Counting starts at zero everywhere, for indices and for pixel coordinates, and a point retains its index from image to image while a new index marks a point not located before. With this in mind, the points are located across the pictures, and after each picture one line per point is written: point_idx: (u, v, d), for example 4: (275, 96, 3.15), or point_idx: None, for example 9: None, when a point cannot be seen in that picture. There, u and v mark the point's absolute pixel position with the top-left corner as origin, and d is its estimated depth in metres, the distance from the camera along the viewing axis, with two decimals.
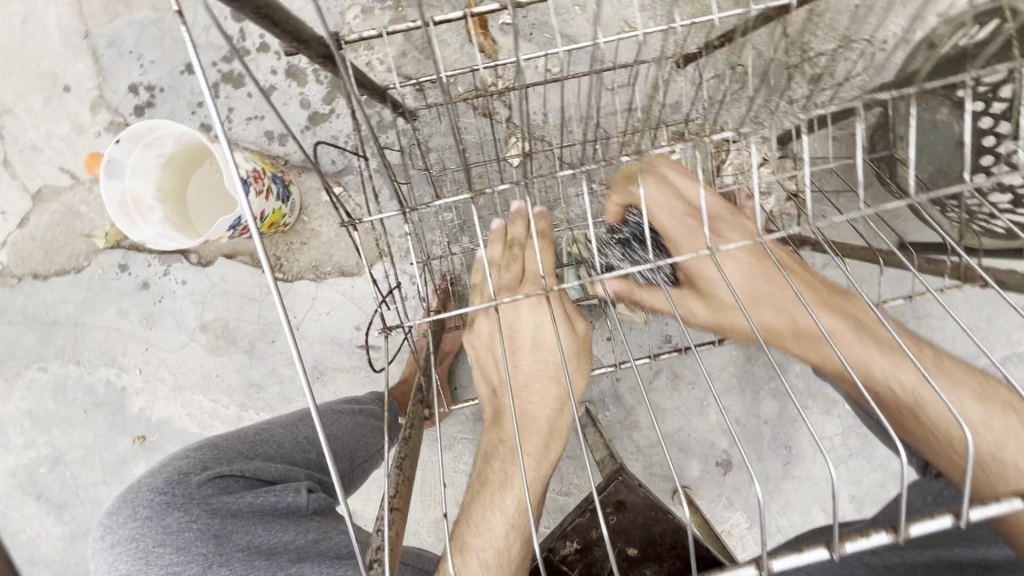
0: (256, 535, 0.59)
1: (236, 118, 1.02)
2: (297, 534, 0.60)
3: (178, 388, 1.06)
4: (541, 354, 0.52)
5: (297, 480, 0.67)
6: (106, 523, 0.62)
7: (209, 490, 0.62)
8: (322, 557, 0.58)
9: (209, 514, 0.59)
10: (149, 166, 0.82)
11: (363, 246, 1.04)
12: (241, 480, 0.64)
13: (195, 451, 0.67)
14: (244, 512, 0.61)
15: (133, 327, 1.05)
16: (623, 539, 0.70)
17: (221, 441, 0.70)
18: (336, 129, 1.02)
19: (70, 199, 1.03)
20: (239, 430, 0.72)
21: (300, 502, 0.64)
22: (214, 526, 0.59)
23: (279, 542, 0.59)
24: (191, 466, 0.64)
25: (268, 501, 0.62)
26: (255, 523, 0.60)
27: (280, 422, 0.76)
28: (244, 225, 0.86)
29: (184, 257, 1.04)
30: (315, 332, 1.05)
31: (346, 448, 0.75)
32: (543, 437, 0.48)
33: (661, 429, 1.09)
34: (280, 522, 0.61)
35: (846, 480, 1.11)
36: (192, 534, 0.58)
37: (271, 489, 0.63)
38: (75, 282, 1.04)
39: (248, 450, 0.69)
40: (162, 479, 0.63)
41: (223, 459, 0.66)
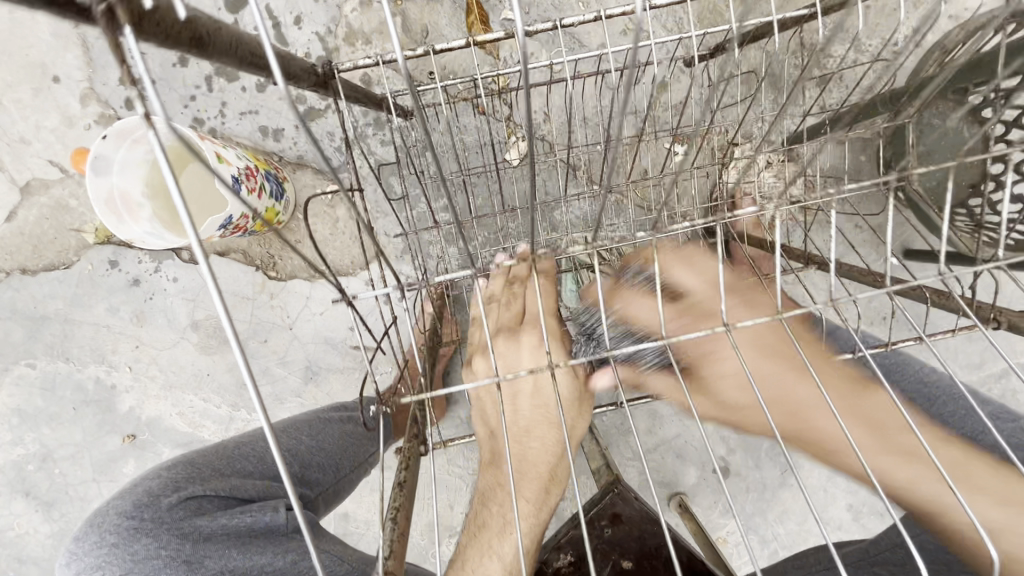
0: (230, 559, 0.58)
1: (229, 112, 1.00)
2: (275, 555, 0.60)
3: (169, 387, 1.04)
4: (541, 400, 0.49)
5: (274, 499, 0.66)
6: (74, 548, 0.59)
7: (179, 514, 0.60)
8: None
9: (180, 539, 0.58)
10: (138, 161, 0.79)
11: (359, 246, 1.02)
12: (215, 500, 0.63)
13: (168, 471, 0.65)
14: (217, 535, 0.59)
15: (123, 324, 1.03)
16: (618, 552, 0.68)
17: (195, 458, 0.68)
18: (332, 125, 1.00)
19: (59, 193, 1.01)
20: (217, 445, 0.71)
21: (278, 522, 0.62)
22: (186, 551, 0.57)
23: (255, 565, 0.58)
24: (162, 487, 0.62)
25: (243, 522, 0.61)
26: (230, 547, 0.59)
27: (259, 436, 0.74)
28: (235, 224, 0.84)
29: (176, 254, 1.02)
30: (308, 332, 1.03)
31: (332, 459, 0.74)
32: (542, 483, 0.48)
33: (657, 435, 1.08)
34: (256, 543, 0.60)
35: (844, 489, 1.10)
36: (161, 561, 0.56)
37: (246, 509, 0.62)
38: (64, 278, 1.02)
39: (225, 467, 0.67)
40: (132, 501, 0.61)
41: (197, 478, 0.64)
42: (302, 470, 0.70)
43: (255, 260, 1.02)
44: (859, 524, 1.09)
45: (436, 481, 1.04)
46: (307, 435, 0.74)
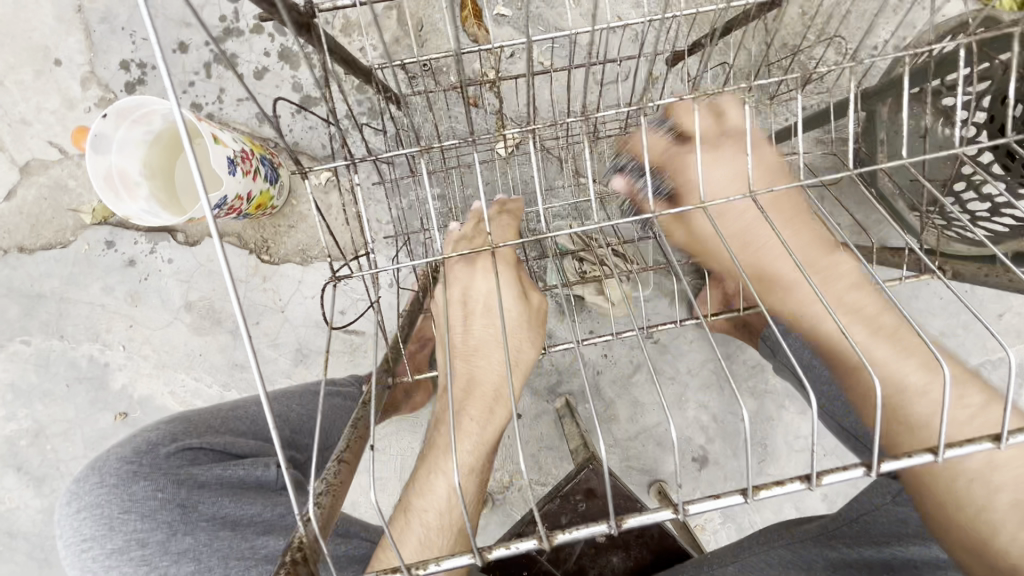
0: (222, 507, 0.61)
1: (227, 98, 1.02)
2: (264, 506, 0.63)
3: (161, 366, 1.06)
4: (490, 319, 0.55)
5: (268, 455, 0.68)
6: (75, 488, 0.62)
7: (176, 461, 0.63)
8: (288, 530, 0.62)
9: (175, 484, 0.61)
10: (136, 141, 0.82)
11: (351, 231, 1.04)
12: (210, 453, 0.65)
13: (167, 425, 0.67)
14: (211, 484, 0.62)
15: (118, 303, 1.05)
16: (592, 525, 0.71)
17: (193, 415, 0.70)
18: (327, 113, 1.03)
19: (58, 173, 1.03)
20: (214, 406, 0.72)
21: (270, 477, 0.65)
22: (181, 495, 0.60)
23: (246, 513, 0.62)
24: (160, 438, 0.65)
25: (236, 474, 0.64)
26: (222, 496, 0.62)
27: (255, 399, 0.76)
28: (231, 205, 0.86)
29: (171, 236, 1.04)
30: (299, 315, 1.06)
31: (318, 430, 0.76)
32: (486, 402, 0.51)
33: (639, 423, 1.11)
34: (247, 495, 0.63)
35: (819, 479, 1.13)
36: (157, 503, 0.59)
37: (240, 462, 0.65)
38: (61, 257, 1.04)
39: (221, 425, 0.69)
40: (131, 448, 0.63)
41: (193, 432, 0.67)
42: (293, 434, 0.73)
43: (249, 243, 1.04)
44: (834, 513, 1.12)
45: None
46: (298, 403, 0.77)
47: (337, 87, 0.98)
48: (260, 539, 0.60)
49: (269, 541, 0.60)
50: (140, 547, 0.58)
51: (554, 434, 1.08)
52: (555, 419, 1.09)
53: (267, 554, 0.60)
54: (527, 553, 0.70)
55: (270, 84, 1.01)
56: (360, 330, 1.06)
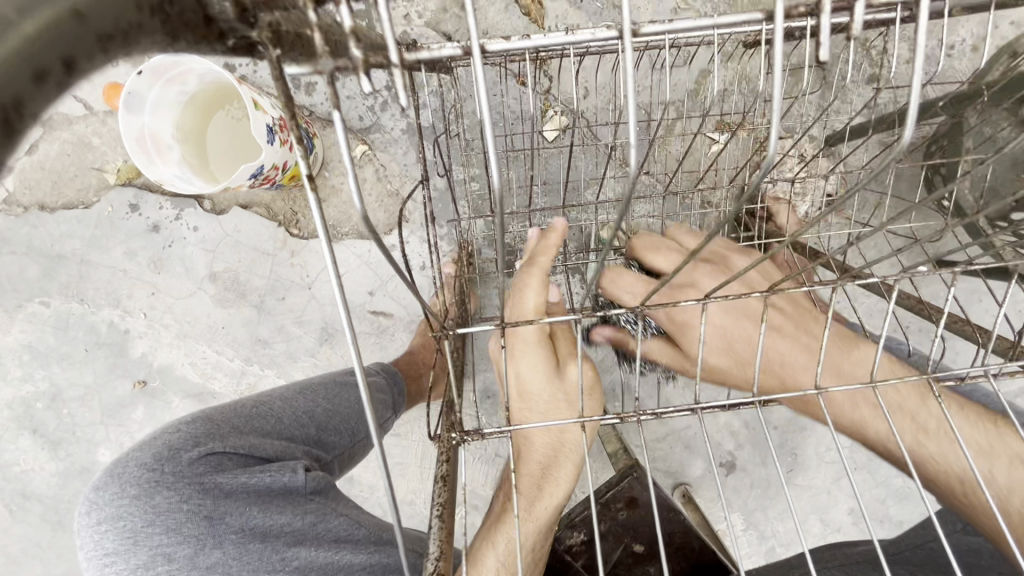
0: (250, 518, 0.57)
1: (262, 60, 0.96)
2: (293, 516, 0.59)
3: (182, 336, 1.03)
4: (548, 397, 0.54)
5: (295, 457, 0.64)
6: (90, 499, 0.57)
7: (200, 468, 0.58)
8: (320, 540, 0.59)
9: (201, 494, 0.56)
10: (170, 102, 0.78)
11: (385, 209, 1.00)
12: (234, 457, 0.60)
13: (188, 425, 0.62)
14: (238, 493, 0.57)
15: (140, 269, 1.01)
16: (631, 535, 0.68)
17: (214, 413, 0.65)
18: (366, 82, 0.97)
19: (81, 130, 0.99)
20: (235, 403, 0.68)
21: (298, 483, 0.61)
22: (207, 507, 0.56)
23: (274, 524, 0.58)
24: (181, 441, 0.60)
25: (263, 481, 0.59)
26: (251, 504, 0.57)
27: (278, 395, 0.71)
28: (266, 175, 0.81)
29: (197, 203, 1.00)
30: (327, 294, 1.02)
31: (346, 425, 0.72)
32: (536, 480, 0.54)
33: (667, 424, 1.09)
34: (275, 503, 0.59)
35: (847, 493, 1.10)
36: (183, 514, 0.55)
37: (267, 468, 0.60)
38: (83, 218, 1.01)
39: (245, 425, 0.65)
40: (151, 453, 0.58)
41: (217, 434, 0.61)
42: (319, 432, 0.69)
43: (278, 216, 1.00)
44: (859, 528, 1.09)
45: None
46: (324, 399, 0.72)
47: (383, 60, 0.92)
48: (292, 551, 0.57)
49: (302, 552, 0.57)
50: (166, 563, 0.53)
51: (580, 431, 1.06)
52: None
53: (299, 565, 0.57)
54: (562, 559, 0.67)
55: (308, 47, 0.96)
56: (389, 313, 1.02)
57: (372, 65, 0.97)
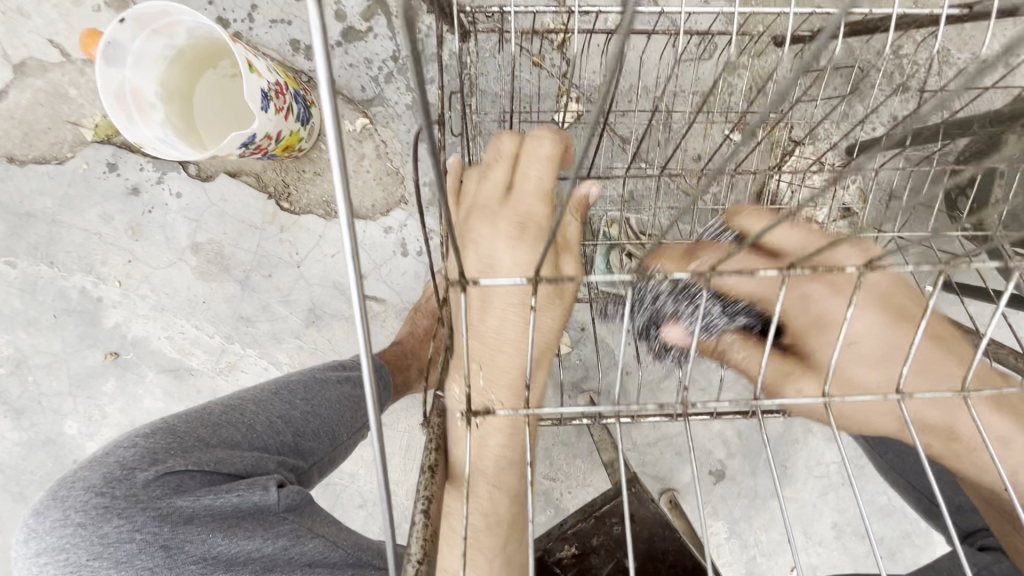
0: (214, 545, 0.52)
1: (259, 17, 0.89)
2: (265, 540, 0.54)
3: (160, 309, 0.97)
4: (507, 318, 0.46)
5: (267, 469, 0.58)
6: (30, 525, 0.51)
7: (156, 491, 0.52)
8: (293, 565, 0.54)
9: (157, 521, 0.51)
10: (155, 56, 0.71)
11: (383, 188, 0.94)
12: (197, 476, 0.54)
13: (143, 438, 0.56)
14: (200, 517, 0.52)
15: (117, 235, 0.95)
16: (623, 550, 0.66)
17: (175, 421, 0.58)
18: (371, 51, 0.91)
19: (57, 79, 0.91)
20: (200, 409, 0.60)
21: (270, 501, 0.55)
22: (164, 535, 0.51)
23: (242, 552, 0.53)
24: (136, 458, 0.53)
25: (229, 503, 0.53)
26: (214, 531, 0.52)
27: (254, 393, 0.64)
28: (257, 144, 0.75)
29: (182, 167, 0.94)
30: (316, 274, 0.97)
31: (324, 430, 0.64)
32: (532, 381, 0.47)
33: (660, 429, 1.06)
34: (242, 528, 0.54)
35: (833, 508, 1.10)
36: (135, 545, 0.50)
37: (234, 488, 0.54)
38: (56, 174, 0.93)
39: (209, 436, 0.58)
40: (101, 473, 0.52)
41: (178, 450, 0.55)
42: (295, 439, 0.62)
43: (268, 186, 0.94)
44: (841, 542, 1.10)
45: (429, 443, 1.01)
46: (302, 400, 0.64)
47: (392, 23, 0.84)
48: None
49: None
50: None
51: (572, 431, 1.04)
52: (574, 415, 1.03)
53: None
54: (550, 572, 0.65)
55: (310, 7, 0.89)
56: (381, 298, 0.98)
57: (378, 32, 0.91)
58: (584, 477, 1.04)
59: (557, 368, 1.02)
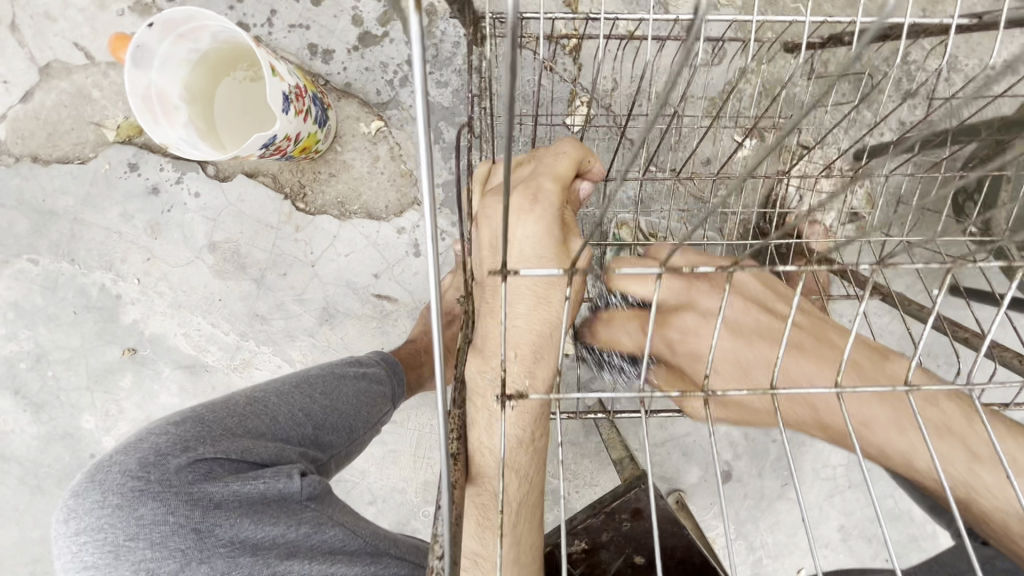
0: (241, 530, 0.53)
1: (278, 23, 0.91)
2: (288, 526, 0.55)
3: (177, 306, 0.99)
4: (532, 314, 0.50)
5: (291, 461, 0.59)
6: (69, 506, 0.53)
7: (188, 477, 0.54)
8: (314, 552, 0.56)
9: (188, 505, 0.52)
10: (180, 60, 0.74)
11: (397, 189, 0.96)
12: (226, 463, 0.56)
13: (176, 426, 0.58)
14: (228, 502, 0.54)
15: (136, 233, 0.97)
16: (633, 546, 0.67)
17: (205, 410, 0.61)
18: (387, 55, 0.93)
19: (81, 80, 0.93)
20: (226, 399, 0.62)
21: (293, 489, 0.57)
22: (194, 519, 0.52)
23: (268, 536, 0.54)
24: (169, 445, 0.55)
25: (256, 489, 0.55)
26: (242, 516, 0.54)
27: (274, 388, 0.66)
28: (277, 145, 0.77)
29: (201, 167, 0.96)
30: (330, 273, 0.98)
31: (343, 424, 0.66)
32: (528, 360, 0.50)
33: (668, 430, 1.07)
34: (268, 512, 0.55)
35: (839, 510, 1.10)
36: (168, 528, 0.52)
37: (260, 475, 0.56)
38: (78, 173, 0.96)
39: (237, 426, 0.59)
40: (136, 459, 0.54)
41: (207, 437, 0.57)
42: (317, 432, 0.64)
43: (285, 187, 0.96)
44: (847, 544, 1.10)
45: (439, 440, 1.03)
46: (321, 395, 0.66)
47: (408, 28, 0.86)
48: (285, 565, 0.54)
49: (295, 566, 0.54)
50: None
51: (580, 430, 1.05)
52: (582, 416, 1.04)
53: None
54: (560, 566, 0.66)
55: (328, 13, 0.91)
56: (394, 297, 0.99)
57: (394, 37, 0.93)
58: (592, 476, 1.05)
59: (565, 369, 1.03)
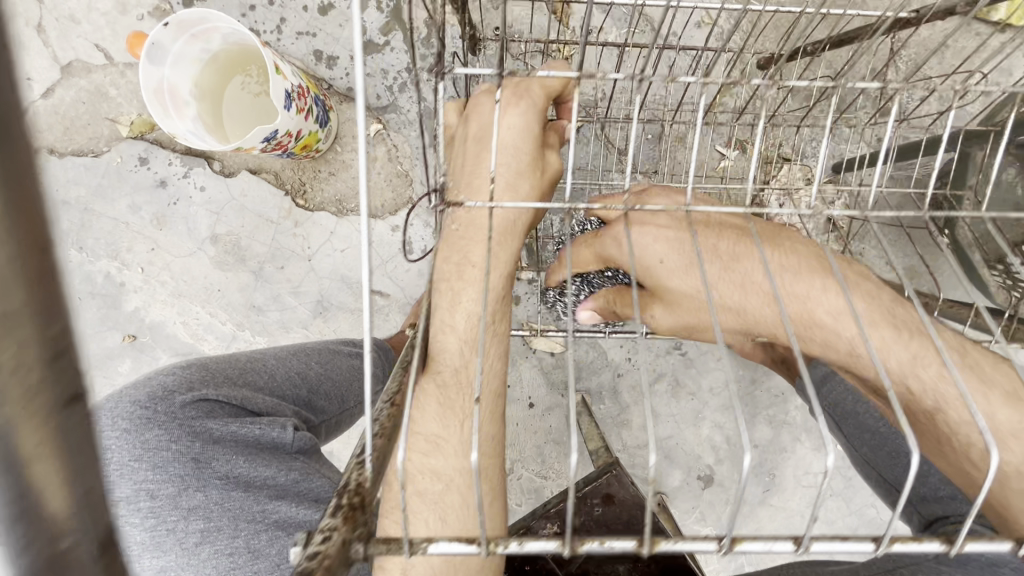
0: (236, 467, 0.56)
1: (286, 30, 0.97)
2: (280, 470, 0.58)
3: (177, 295, 1.03)
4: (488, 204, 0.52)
5: (283, 415, 0.62)
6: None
7: (191, 412, 0.56)
8: (301, 497, 0.57)
9: (190, 437, 0.55)
10: (192, 58, 0.79)
11: (393, 189, 1.01)
12: (227, 407, 0.59)
13: (182, 369, 0.61)
14: (226, 440, 0.57)
15: (143, 224, 1.02)
16: (604, 532, 0.69)
17: (211, 360, 0.64)
18: (387, 63, 0.99)
19: (99, 80, 0.99)
20: (230, 355, 0.66)
21: (286, 440, 0.59)
22: (195, 448, 0.55)
23: (260, 476, 0.57)
24: (176, 384, 0.58)
25: (252, 433, 0.58)
26: (237, 455, 0.57)
27: (275, 352, 0.70)
28: (279, 140, 0.81)
29: (207, 163, 1.01)
30: (326, 267, 1.02)
31: (335, 394, 0.69)
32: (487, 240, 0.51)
33: (651, 432, 1.09)
34: (263, 456, 0.58)
35: (820, 518, 1.11)
36: (170, 454, 0.54)
37: (257, 421, 0.59)
38: (90, 165, 1.01)
39: (238, 377, 0.63)
40: (145, 391, 0.57)
41: (211, 382, 0.60)
42: (310, 395, 0.67)
43: (285, 184, 1.01)
44: (828, 554, 1.10)
45: None
46: (317, 362, 0.70)
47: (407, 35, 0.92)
48: (273, 504, 0.56)
49: (282, 507, 0.56)
50: (150, 499, 0.53)
51: (564, 429, 1.07)
52: (566, 414, 1.07)
53: (277, 520, 0.55)
54: (531, 548, 0.68)
55: (333, 22, 0.97)
56: (385, 293, 1.03)
57: (395, 46, 0.98)
58: (574, 475, 1.07)
59: (549, 368, 1.06)
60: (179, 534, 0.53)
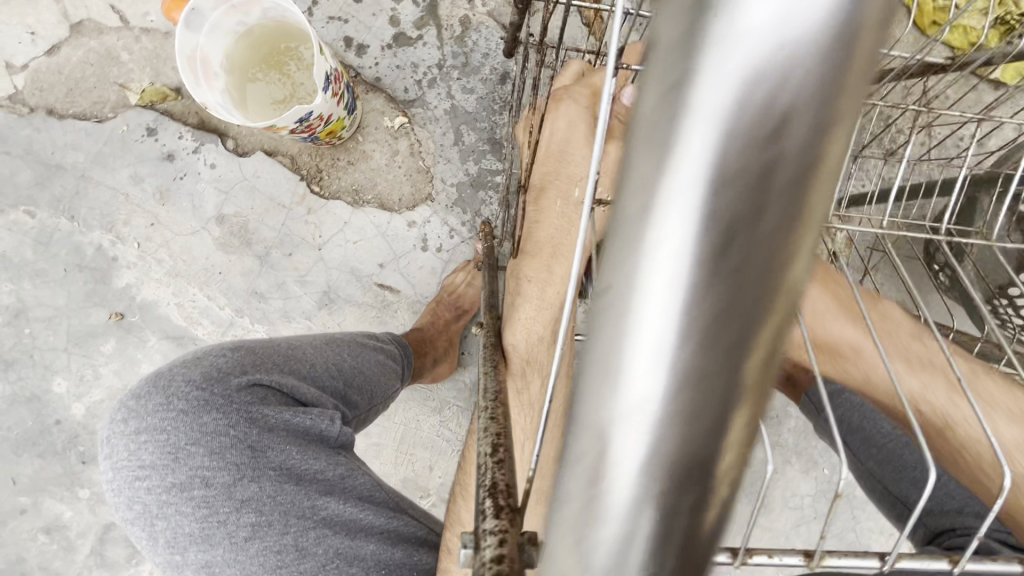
0: (290, 457, 0.57)
1: (318, 14, 0.97)
2: (327, 464, 0.59)
3: (174, 274, 0.98)
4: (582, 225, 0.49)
5: (325, 406, 0.62)
6: (130, 407, 0.56)
7: (245, 397, 0.57)
8: (347, 494, 0.59)
9: (248, 423, 0.56)
10: (227, 30, 0.77)
11: (412, 185, 0.98)
12: (277, 394, 0.59)
13: (232, 351, 0.61)
14: (279, 429, 0.57)
15: (144, 197, 0.97)
16: None
17: (254, 345, 0.63)
18: (419, 56, 0.98)
19: (112, 42, 0.94)
20: (269, 341, 0.65)
21: (333, 432, 0.61)
22: (250, 437, 0.56)
23: (310, 469, 0.57)
24: (229, 365, 0.59)
25: (302, 423, 0.59)
26: (289, 444, 0.57)
27: (309, 341, 0.68)
28: (311, 122, 0.79)
29: (220, 140, 0.97)
30: (336, 258, 0.99)
31: (365, 388, 0.68)
32: None
33: None
34: (310, 448, 0.59)
35: (805, 541, 1.13)
36: (228, 439, 0.55)
37: (308, 411, 0.60)
38: (92, 131, 0.95)
39: (281, 363, 0.62)
40: (198, 372, 0.57)
41: (260, 365, 0.61)
42: (346, 388, 0.66)
43: (301, 168, 0.97)
44: None
45: (423, 439, 1.02)
46: (348, 353, 0.68)
47: (486, 17, 0.98)
48: (322, 500, 0.57)
49: (332, 504, 0.57)
50: (203, 487, 0.54)
51: None
52: None
53: (324, 516, 0.56)
54: None
55: (367, 10, 0.96)
56: (395, 288, 1.00)
57: (427, 40, 0.98)
58: None
59: None
60: (229, 527, 0.53)
